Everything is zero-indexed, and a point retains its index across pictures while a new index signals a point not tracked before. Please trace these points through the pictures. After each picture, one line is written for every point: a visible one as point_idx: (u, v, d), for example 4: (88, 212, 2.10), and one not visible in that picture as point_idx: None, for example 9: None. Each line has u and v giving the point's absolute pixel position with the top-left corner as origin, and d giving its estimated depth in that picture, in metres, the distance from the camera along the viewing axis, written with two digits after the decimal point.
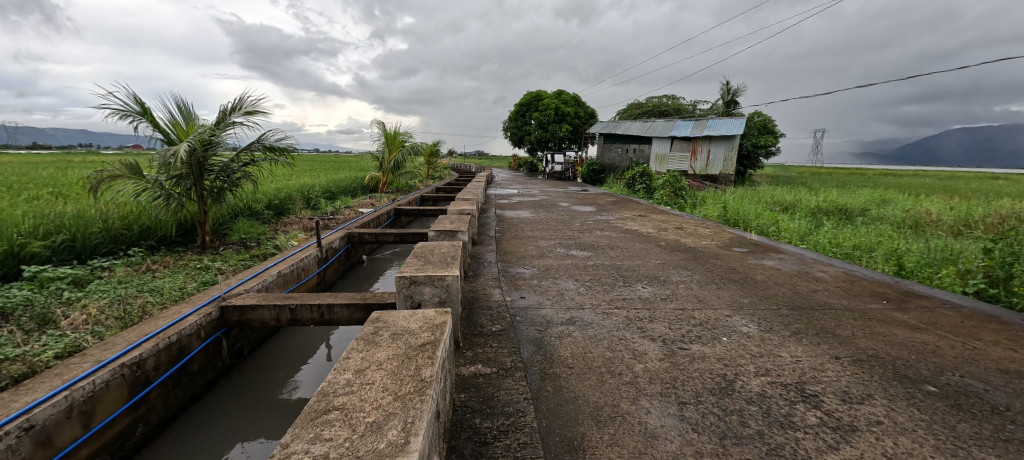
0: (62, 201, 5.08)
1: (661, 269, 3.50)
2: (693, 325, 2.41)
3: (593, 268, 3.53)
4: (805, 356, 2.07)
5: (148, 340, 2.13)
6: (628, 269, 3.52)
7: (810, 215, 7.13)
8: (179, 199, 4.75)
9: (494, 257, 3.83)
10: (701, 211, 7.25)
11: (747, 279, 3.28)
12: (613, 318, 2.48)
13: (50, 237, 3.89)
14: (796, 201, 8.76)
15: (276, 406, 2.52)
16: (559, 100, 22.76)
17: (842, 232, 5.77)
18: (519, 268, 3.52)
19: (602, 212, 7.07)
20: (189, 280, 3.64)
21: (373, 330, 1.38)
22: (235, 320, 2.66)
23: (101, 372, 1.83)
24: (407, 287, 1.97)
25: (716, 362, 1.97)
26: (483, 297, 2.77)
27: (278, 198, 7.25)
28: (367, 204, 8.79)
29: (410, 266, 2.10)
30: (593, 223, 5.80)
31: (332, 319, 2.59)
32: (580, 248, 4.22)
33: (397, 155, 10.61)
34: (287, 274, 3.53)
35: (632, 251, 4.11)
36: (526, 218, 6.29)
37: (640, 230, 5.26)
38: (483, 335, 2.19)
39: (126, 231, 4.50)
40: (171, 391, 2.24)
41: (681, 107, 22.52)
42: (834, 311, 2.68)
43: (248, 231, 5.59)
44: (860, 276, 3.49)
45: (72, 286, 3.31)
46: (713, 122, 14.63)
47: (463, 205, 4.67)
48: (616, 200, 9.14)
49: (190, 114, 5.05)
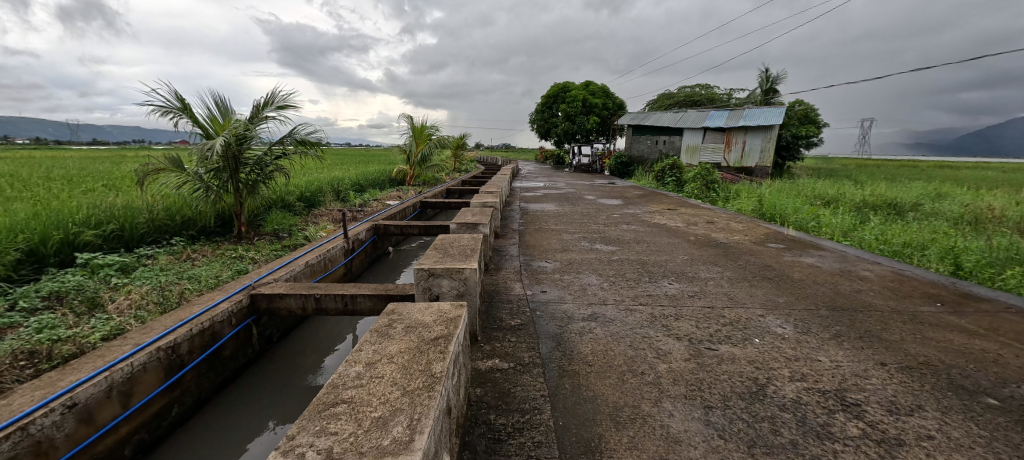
0: (112, 194, 5.41)
1: (691, 265, 3.35)
2: (722, 324, 2.28)
3: (617, 263, 3.43)
4: (846, 361, 1.92)
5: (183, 325, 2.23)
6: (655, 264, 3.39)
7: (855, 210, 6.69)
8: (217, 192, 5.00)
9: (516, 250, 3.80)
10: (735, 205, 6.91)
11: (783, 277, 3.10)
12: (636, 315, 2.38)
13: (101, 227, 4.16)
14: (840, 194, 8.23)
15: (304, 393, 2.61)
16: (586, 92, 22.37)
17: (891, 228, 5.37)
18: (541, 261, 3.47)
19: (629, 205, 6.87)
20: (225, 268, 3.82)
21: (387, 322, 1.36)
22: (264, 308, 2.75)
23: (139, 355, 1.93)
24: (425, 280, 1.96)
25: (747, 365, 1.86)
26: (503, 291, 2.75)
27: (309, 190, 7.50)
28: (394, 196, 8.95)
29: (429, 258, 2.09)
30: (619, 216, 5.66)
31: (354, 309, 2.68)
32: (605, 242, 4.11)
33: (424, 148, 10.76)
34: (314, 264, 3.63)
35: (659, 245, 3.96)
36: (550, 211, 6.21)
37: (668, 224, 5.07)
38: (502, 330, 2.16)
39: (169, 221, 4.77)
40: (204, 374, 2.34)
41: (714, 95, 21.57)
42: (881, 313, 2.48)
43: (281, 223, 5.82)
44: (910, 275, 3.22)
45: (119, 272, 3.55)
46: (748, 111, 13.94)
47: (486, 198, 4.65)
48: (644, 193, 8.90)
49: (227, 110, 5.27)
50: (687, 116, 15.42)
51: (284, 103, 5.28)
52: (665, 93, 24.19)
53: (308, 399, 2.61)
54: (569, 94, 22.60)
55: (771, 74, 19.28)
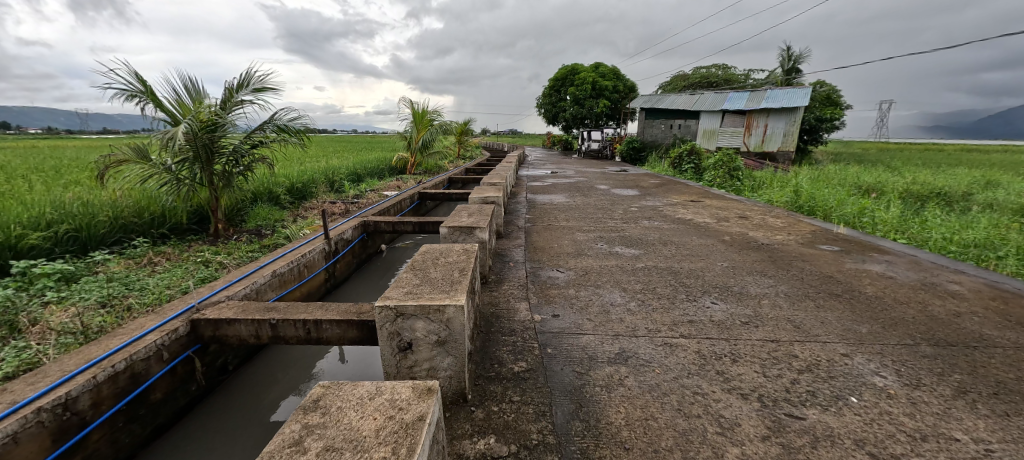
0: (73, 189, 4.88)
1: (735, 277, 2.73)
2: (799, 371, 1.70)
3: (644, 273, 2.83)
4: (998, 441, 1.32)
5: (85, 371, 1.71)
6: (690, 276, 2.78)
7: (902, 200, 5.98)
8: (188, 185, 4.51)
9: (521, 255, 3.21)
10: (766, 197, 6.23)
11: (854, 294, 2.48)
12: (679, 355, 1.80)
13: (52, 227, 3.68)
14: (880, 183, 7.49)
15: (263, 432, 2.13)
16: (596, 74, 21.41)
17: (951, 223, 4.70)
18: (551, 270, 2.88)
19: (647, 197, 6.23)
20: (186, 278, 3.30)
21: (299, 435, 0.81)
22: (208, 336, 2.22)
23: (5, 422, 1.42)
24: (392, 322, 1.40)
25: (855, 448, 1.28)
26: (505, 315, 2.18)
27: (300, 181, 6.99)
28: (392, 186, 8.39)
29: (401, 287, 1.52)
30: (638, 210, 5.04)
31: (320, 337, 2.17)
32: (626, 244, 3.50)
33: (425, 134, 10.13)
34: (284, 273, 3.08)
35: (690, 248, 3.35)
36: (559, 204, 5.60)
37: (696, 220, 4.43)
38: (501, 381, 1.60)
39: (136, 219, 4.29)
40: (121, 429, 1.83)
41: (731, 76, 20.45)
42: (1005, 352, 1.87)
43: (265, 218, 5.40)
44: (1011, 290, 2.58)
45: (59, 283, 3.05)
46: (770, 93, 13.04)
47: (487, 191, 4.05)
48: (662, 181, 8.23)
49: (197, 93, 4.72)
50: (704, 98, 14.51)
51: (260, 85, 4.71)
52: (679, 75, 23.09)
53: (267, 437, 2.13)
54: (578, 76, 21.63)
55: (794, 52, 18.13)
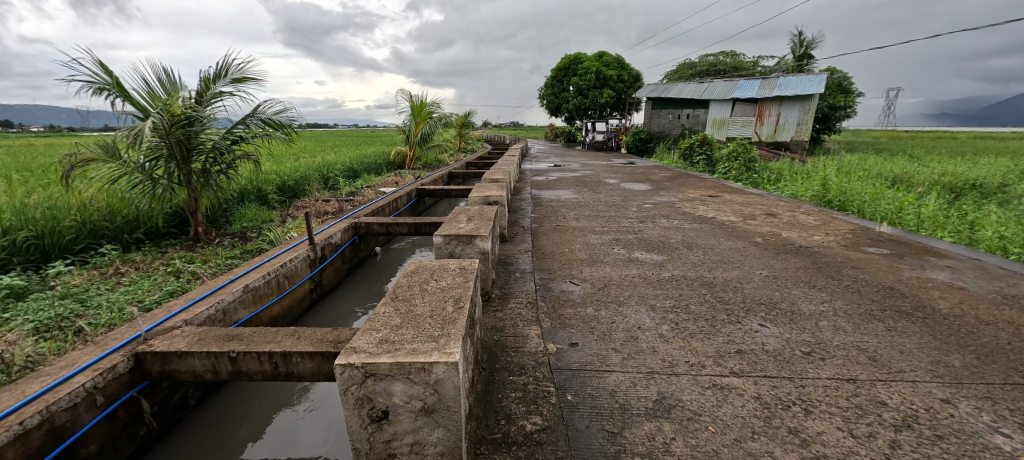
0: (41, 190, 4.50)
1: (781, 290, 2.33)
2: (896, 429, 1.30)
3: (671, 285, 2.44)
4: None
5: None
6: (726, 289, 2.39)
7: (935, 192, 5.55)
8: (163, 185, 4.13)
9: (528, 263, 2.83)
10: (788, 191, 5.80)
11: (927, 312, 2.08)
12: (735, 403, 1.42)
13: (8, 235, 3.32)
14: (907, 173, 7.03)
15: None
16: (600, 63, 20.82)
17: (999, 217, 4.27)
18: (563, 282, 2.49)
19: (660, 192, 5.82)
20: (153, 293, 2.93)
21: None
22: (156, 372, 1.86)
23: None
24: (359, 385, 1.01)
25: None
26: (513, 345, 1.79)
27: (292, 178, 6.62)
28: (390, 182, 8.01)
29: (375, 330, 1.14)
30: (653, 207, 4.63)
31: (290, 372, 1.80)
32: (646, 249, 3.10)
33: (424, 127, 9.71)
34: (260, 287, 2.70)
35: (720, 253, 2.95)
36: (567, 201, 5.20)
37: (719, 219, 4.02)
38: (509, 449, 1.22)
39: (107, 223, 3.93)
40: None
41: (740, 64, 19.79)
42: None
43: (251, 219, 5.04)
44: None
45: (6, 301, 2.68)
46: (783, 80, 12.49)
47: (489, 189, 3.65)
48: (673, 175, 7.81)
49: (171, 85, 4.34)
50: (713, 86, 13.97)
51: (240, 74, 4.33)
52: (685, 64, 22.45)
53: None
54: (581, 66, 21.01)
55: (805, 37, 17.48)
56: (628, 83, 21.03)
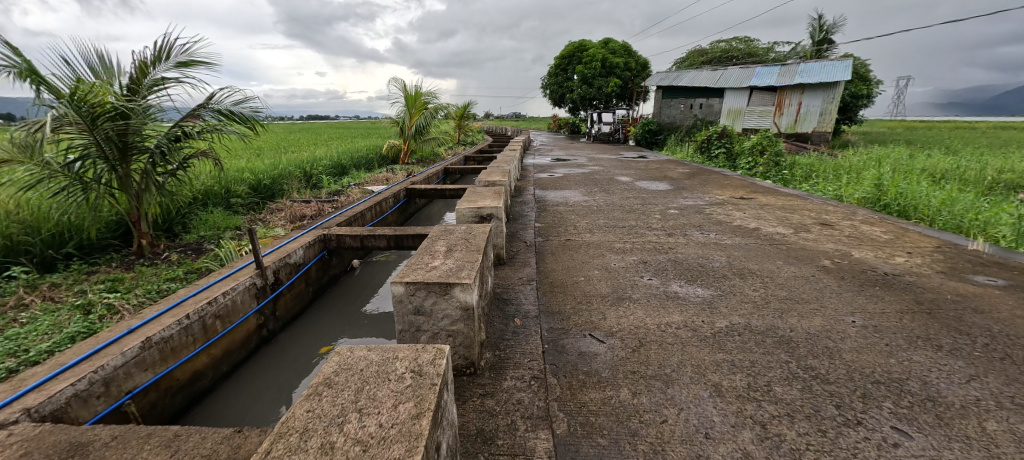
0: None
1: (896, 357, 1.62)
2: None
3: (733, 342, 1.73)
4: None
5: None
6: (815, 350, 1.68)
7: (1002, 192, 4.81)
8: (95, 192, 3.43)
9: (532, 302, 2.12)
10: (829, 192, 5.05)
11: None
12: None
13: None
14: (957, 169, 6.26)
15: None
16: (607, 51, 19.87)
17: None
18: (580, 337, 1.79)
19: (682, 192, 5.09)
20: (45, 338, 2.25)
21: None
22: None
23: None
24: None
25: None
26: None
27: (267, 177, 5.90)
28: (379, 179, 7.30)
29: None
30: (680, 214, 3.91)
31: None
32: (685, 278, 2.38)
33: (419, 119, 8.97)
34: (173, 337, 2.02)
35: (785, 286, 2.24)
36: (577, 204, 4.49)
37: (765, 231, 3.29)
38: None
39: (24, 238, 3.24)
40: None
41: (754, 50, 18.83)
42: None
43: (212, 226, 4.34)
44: None
45: None
46: (804, 66, 11.64)
47: (483, 198, 2.93)
48: (691, 171, 7.07)
49: (105, 70, 3.61)
50: (728, 74, 13.11)
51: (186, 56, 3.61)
52: (695, 51, 21.45)
53: None
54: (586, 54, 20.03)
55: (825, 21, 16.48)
56: (636, 71, 20.10)
